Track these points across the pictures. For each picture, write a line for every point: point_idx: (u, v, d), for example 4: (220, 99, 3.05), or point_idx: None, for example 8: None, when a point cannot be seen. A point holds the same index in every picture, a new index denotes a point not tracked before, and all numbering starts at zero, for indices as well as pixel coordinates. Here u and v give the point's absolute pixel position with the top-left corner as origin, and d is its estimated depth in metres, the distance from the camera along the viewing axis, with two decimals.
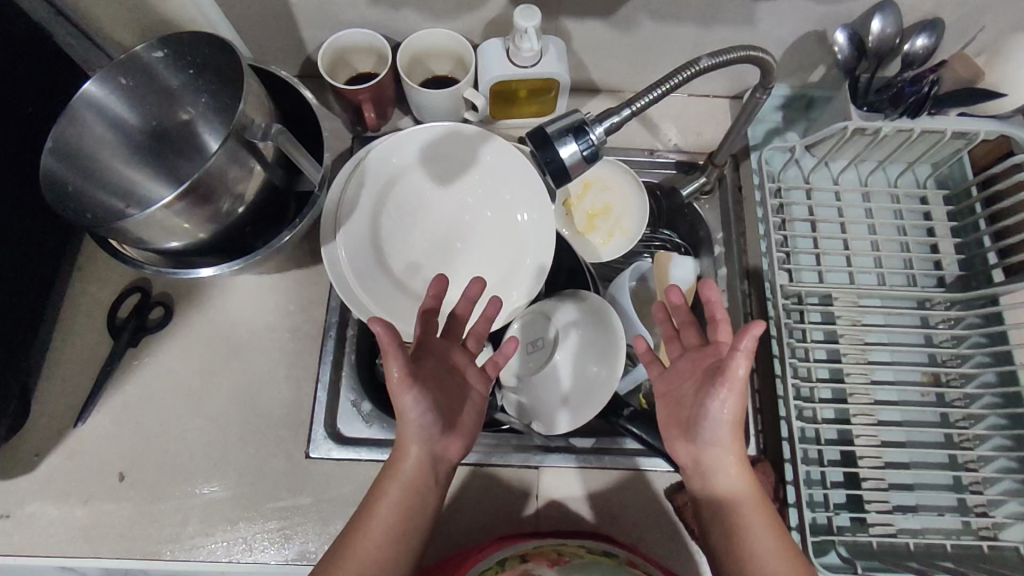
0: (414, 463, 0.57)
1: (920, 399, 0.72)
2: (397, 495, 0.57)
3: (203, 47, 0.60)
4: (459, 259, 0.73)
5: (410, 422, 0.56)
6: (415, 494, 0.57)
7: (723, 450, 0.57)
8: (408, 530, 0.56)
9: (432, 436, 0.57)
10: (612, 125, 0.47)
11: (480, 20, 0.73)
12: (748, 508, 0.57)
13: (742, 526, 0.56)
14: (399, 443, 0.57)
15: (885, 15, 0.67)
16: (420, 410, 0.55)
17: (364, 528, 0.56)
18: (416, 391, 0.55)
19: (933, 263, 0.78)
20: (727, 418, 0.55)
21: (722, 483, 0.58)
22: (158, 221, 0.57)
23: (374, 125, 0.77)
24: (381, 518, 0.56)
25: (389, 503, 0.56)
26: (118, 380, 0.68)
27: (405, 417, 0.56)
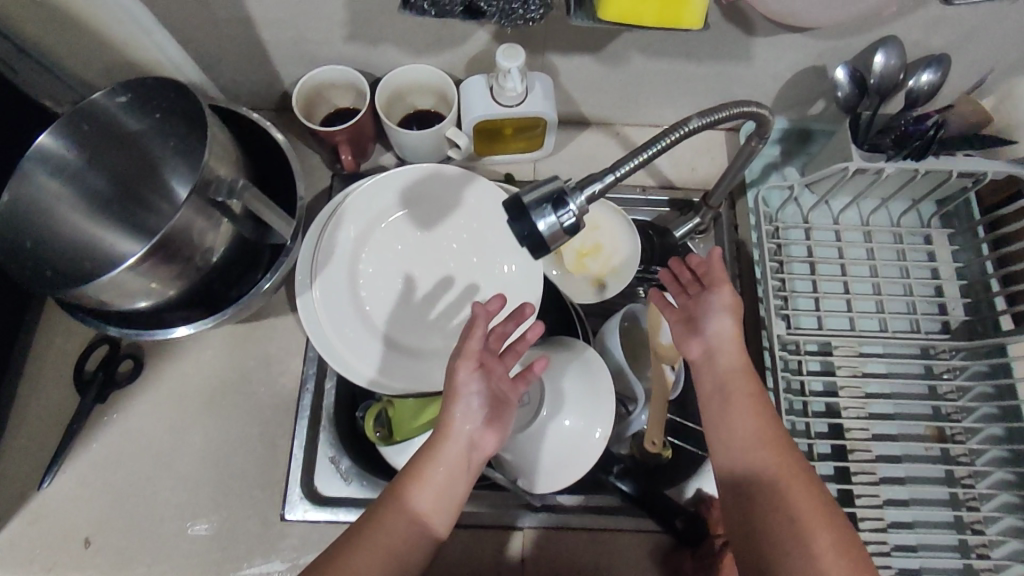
0: (447, 461, 0.54)
1: (922, 453, 0.70)
2: (421, 495, 0.54)
3: (169, 93, 0.57)
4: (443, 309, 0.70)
5: (458, 406, 0.55)
6: (441, 494, 0.54)
7: (734, 388, 0.55)
8: (424, 533, 0.54)
9: (473, 430, 0.55)
10: (593, 194, 0.44)
11: (462, 56, 0.69)
12: (778, 472, 0.51)
13: (766, 486, 0.51)
14: (440, 431, 0.55)
15: (888, 50, 0.63)
16: (471, 395, 0.55)
17: (380, 524, 0.53)
18: (471, 372, 0.56)
19: (938, 306, 0.74)
20: (730, 341, 0.56)
21: (739, 431, 0.54)
22: (120, 284, 0.53)
23: (352, 167, 0.73)
24: (400, 513, 0.53)
25: (413, 502, 0.54)
26: (87, 438, 0.66)
27: (456, 399, 0.55)
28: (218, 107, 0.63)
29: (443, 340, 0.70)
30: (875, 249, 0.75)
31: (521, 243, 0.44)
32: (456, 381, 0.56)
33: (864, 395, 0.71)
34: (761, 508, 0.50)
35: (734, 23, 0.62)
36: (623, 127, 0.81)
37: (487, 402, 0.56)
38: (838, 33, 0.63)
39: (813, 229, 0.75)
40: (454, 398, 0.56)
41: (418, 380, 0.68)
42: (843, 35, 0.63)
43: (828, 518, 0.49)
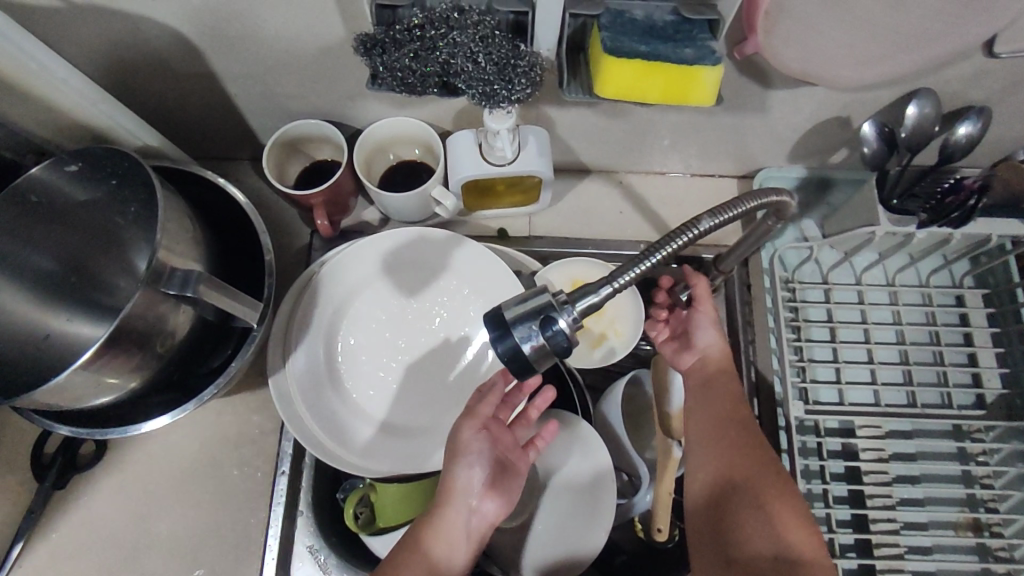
0: (448, 527, 0.51)
1: (957, 546, 0.62)
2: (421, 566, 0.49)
3: (116, 161, 0.52)
4: (431, 385, 0.64)
5: (460, 469, 0.52)
6: (441, 567, 0.50)
7: (718, 386, 0.55)
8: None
9: (474, 497, 0.52)
10: (586, 310, 0.38)
11: (449, 108, 0.63)
12: (744, 456, 0.52)
13: (731, 466, 0.51)
14: (441, 498, 0.52)
15: (920, 102, 0.57)
16: (476, 460, 0.52)
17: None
18: (478, 434, 0.53)
19: (970, 376, 0.67)
20: (710, 337, 0.57)
21: (710, 417, 0.54)
22: (67, 385, 0.48)
23: (328, 234, 0.66)
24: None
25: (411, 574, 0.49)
26: (47, 526, 0.61)
27: (459, 461, 0.52)
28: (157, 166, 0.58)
29: (428, 418, 0.63)
30: (902, 311, 0.69)
31: (504, 365, 0.38)
32: (459, 443, 0.53)
33: (889, 479, 0.63)
34: (724, 489, 0.51)
35: (749, 77, 0.56)
36: (627, 175, 0.75)
37: (490, 465, 0.53)
38: (866, 86, 0.56)
39: (833, 290, 0.69)
40: (456, 459, 0.52)
41: (400, 465, 0.61)
42: (871, 89, 0.56)
43: (792, 500, 0.49)
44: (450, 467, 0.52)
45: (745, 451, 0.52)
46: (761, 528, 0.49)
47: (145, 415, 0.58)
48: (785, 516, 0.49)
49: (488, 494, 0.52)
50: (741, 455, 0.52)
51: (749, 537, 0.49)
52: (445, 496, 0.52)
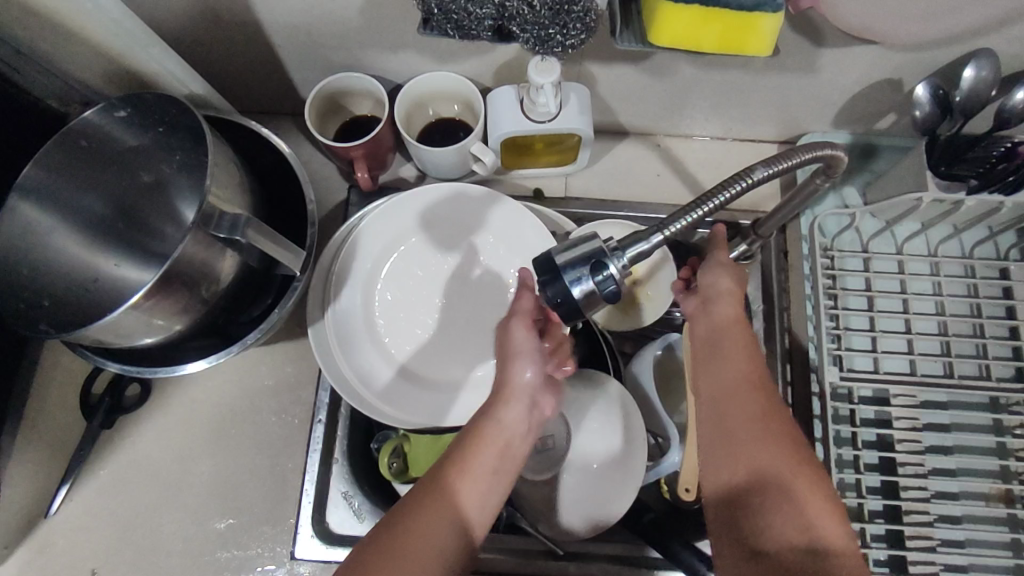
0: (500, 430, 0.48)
1: (988, 516, 0.62)
2: (476, 468, 0.46)
3: (169, 108, 0.53)
4: (463, 340, 0.64)
5: (513, 367, 0.50)
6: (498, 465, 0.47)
7: (729, 337, 0.50)
8: (476, 513, 0.45)
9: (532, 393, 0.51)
10: (637, 256, 0.38)
11: (490, 63, 0.63)
12: (765, 441, 0.45)
13: (750, 451, 0.45)
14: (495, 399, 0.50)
15: (980, 64, 0.54)
16: (528, 359, 0.51)
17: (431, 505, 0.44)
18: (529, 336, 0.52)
19: (1011, 349, 0.66)
20: (726, 304, 0.52)
21: (725, 397, 0.48)
22: (118, 324, 0.49)
23: (368, 187, 0.66)
24: (451, 489, 0.45)
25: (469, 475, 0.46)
26: (93, 462, 0.64)
27: (512, 360, 0.51)
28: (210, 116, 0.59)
29: (459, 372, 0.64)
30: (942, 283, 0.68)
31: (553, 310, 0.39)
32: (511, 347, 0.51)
33: (922, 448, 0.63)
34: (737, 479, 0.45)
35: (801, 34, 0.54)
36: (665, 138, 0.74)
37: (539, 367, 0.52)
38: (921, 45, 0.55)
39: (873, 259, 0.68)
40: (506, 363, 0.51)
41: (432, 415, 0.62)
42: (927, 48, 0.55)
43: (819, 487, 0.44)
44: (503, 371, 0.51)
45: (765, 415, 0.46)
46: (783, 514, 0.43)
47: (190, 356, 0.60)
48: (811, 504, 0.43)
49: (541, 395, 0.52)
50: (758, 438, 0.45)
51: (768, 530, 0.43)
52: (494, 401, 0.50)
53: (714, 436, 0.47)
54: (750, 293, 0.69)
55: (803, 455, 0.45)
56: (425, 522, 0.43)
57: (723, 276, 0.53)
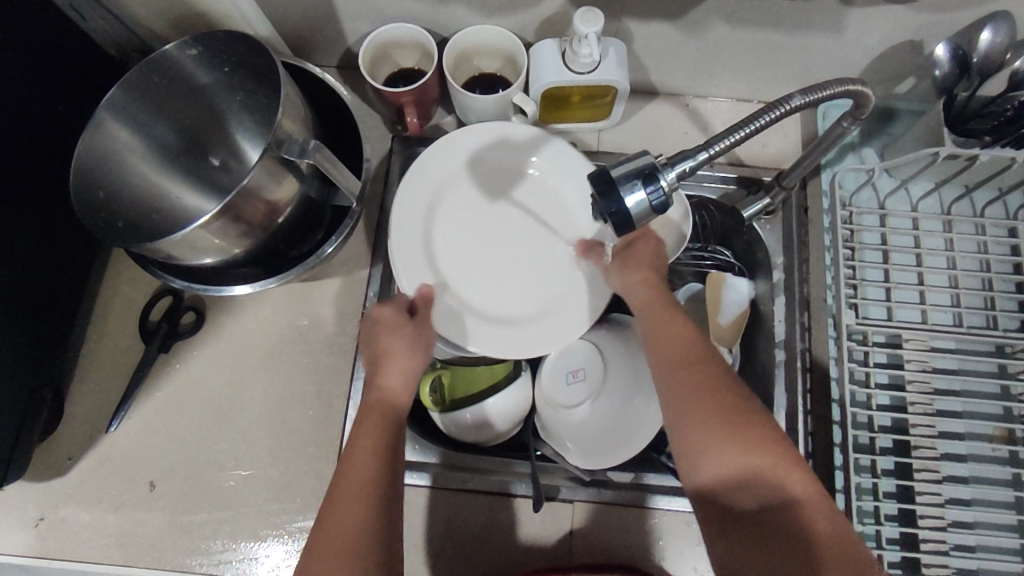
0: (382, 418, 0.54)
1: (991, 455, 0.66)
2: (369, 446, 0.52)
3: (237, 46, 0.56)
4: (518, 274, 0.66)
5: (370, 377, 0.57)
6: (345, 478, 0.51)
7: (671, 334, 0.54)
8: (381, 486, 0.50)
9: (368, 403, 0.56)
10: (684, 171, 0.42)
11: (535, 17, 0.66)
12: (730, 430, 0.48)
13: (720, 446, 0.47)
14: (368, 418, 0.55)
15: (997, 26, 0.58)
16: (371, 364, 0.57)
17: (342, 477, 0.50)
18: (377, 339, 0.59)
19: (1018, 303, 0.70)
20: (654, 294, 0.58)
21: (682, 396, 0.50)
22: (190, 240, 0.53)
23: (417, 130, 0.71)
24: (356, 462, 0.51)
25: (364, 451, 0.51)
26: (151, 384, 0.68)
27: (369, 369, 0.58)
28: (289, 63, 0.62)
29: (534, 312, 0.65)
30: (954, 239, 0.71)
31: (607, 221, 0.42)
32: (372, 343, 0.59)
33: (931, 390, 0.67)
34: (720, 472, 0.47)
35: None
36: (693, 99, 0.77)
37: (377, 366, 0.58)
38: (943, 6, 0.58)
39: (889, 215, 0.72)
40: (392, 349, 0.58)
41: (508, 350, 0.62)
42: (946, 9, 0.59)
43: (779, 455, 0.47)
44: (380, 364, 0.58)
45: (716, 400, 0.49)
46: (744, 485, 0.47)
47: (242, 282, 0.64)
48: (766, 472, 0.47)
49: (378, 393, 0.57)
50: (723, 429, 0.48)
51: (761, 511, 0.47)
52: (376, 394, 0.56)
53: (683, 438, 0.49)
54: (771, 246, 0.73)
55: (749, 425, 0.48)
56: (338, 485, 0.50)
57: (639, 263, 0.61)
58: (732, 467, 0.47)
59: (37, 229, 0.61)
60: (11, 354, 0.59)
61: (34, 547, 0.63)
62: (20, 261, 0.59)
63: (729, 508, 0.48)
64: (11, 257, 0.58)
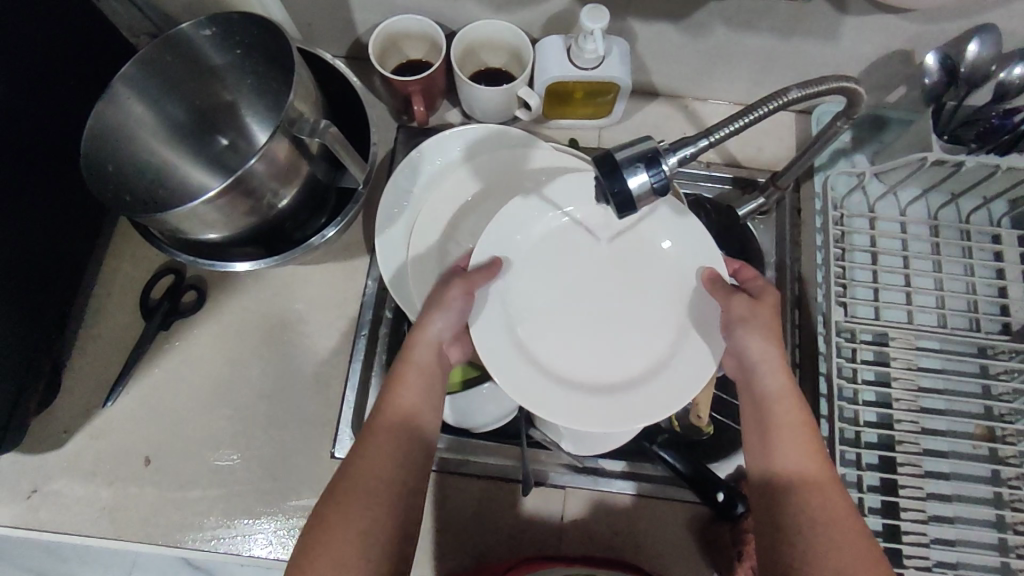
0: (413, 449, 0.53)
1: (971, 452, 0.68)
2: (395, 479, 0.51)
3: (251, 29, 0.57)
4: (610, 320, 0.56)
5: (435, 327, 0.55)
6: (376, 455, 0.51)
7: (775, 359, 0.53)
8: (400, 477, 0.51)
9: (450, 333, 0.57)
10: (686, 156, 0.44)
11: (542, 14, 0.68)
12: (813, 438, 0.51)
13: (798, 447, 0.50)
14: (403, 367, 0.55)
15: (983, 39, 0.62)
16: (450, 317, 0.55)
17: (351, 499, 0.49)
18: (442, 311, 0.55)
19: (1000, 307, 0.72)
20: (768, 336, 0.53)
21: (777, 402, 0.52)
22: (198, 215, 0.54)
23: (423, 120, 0.73)
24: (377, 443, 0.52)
25: (394, 488, 0.51)
26: (149, 361, 0.68)
27: (433, 320, 0.55)
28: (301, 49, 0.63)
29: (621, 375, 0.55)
30: (940, 244, 0.74)
31: (608, 201, 0.43)
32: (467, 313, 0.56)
33: (916, 388, 0.69)
34: (790, 467, 0.50)
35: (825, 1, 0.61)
36: (693, 101, 0.79)
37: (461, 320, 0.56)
38: (934, 17, 0.61)
39: (878, 219, 0.74)
40: (413, 360, 0.55)
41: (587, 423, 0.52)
42: (938, 20, 0.61)
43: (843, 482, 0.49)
44: (397, 385, 0.55)
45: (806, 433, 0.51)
46: (800, 503, 0.48)
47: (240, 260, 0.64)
48: (827, 511, 0.48)
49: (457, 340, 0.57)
50: (802, 448, 0.50)
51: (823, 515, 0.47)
52: (397, 416, 0.53)
53: (757, 412, 0.52)
54: (764, 246, 0.75)
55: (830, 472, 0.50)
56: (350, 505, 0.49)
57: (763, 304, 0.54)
58: (804, 467, 0.49)
59: (46, 202, 0.62)
60: (13, 323, 0.59)
61: (26, 518, 0.63)
62: (28, 232, 0.60)
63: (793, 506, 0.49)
64: (19, 228, 0.59)
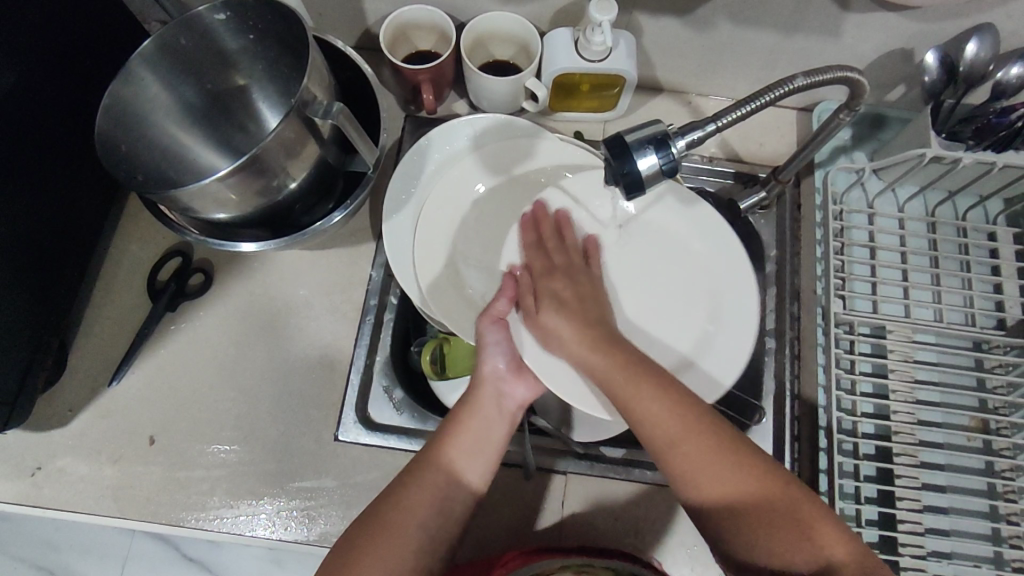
0: (463, 493, 0.57)
1: (966, 444, 0.69)
2: (437, 527, 0.56)
3: (266, 15, 0.58)
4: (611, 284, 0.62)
5: (487, 359, 0.61)
6: (429, 496, 0.56)
7: (644, 388, 0.52)
8: (444, 525, 0.56)
9: (503, 382, 0.61)
10: (693, 140, 0.45)
11: (551, 6, 0.70)
12: (711, 455, 0.51)
13: (716, 473, 0.51)
14: (469, 405, 0.60)
15: (982, 38, 0.63)
16: (496, 350, 0.60)
17: (392, 531, 0.54)
18: (495, 338, 0.60)
19: (995, 303, 0.73)
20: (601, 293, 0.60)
21: (682, 443, 0.51)
22: (209, 193, 0.54)
23: (431, 109, 0.74)
24: (426, 486, 0.57)
25: (434, 533, 0.55)
26: (154, 342, 0.69)
27: (484, 351, 0.61)
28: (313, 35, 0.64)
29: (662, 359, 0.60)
30: (937, 241, 0.75)
31: (618, 182, 0.44)
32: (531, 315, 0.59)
33: (913, 381, 0.70)
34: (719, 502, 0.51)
35: None
36: (696, 97, 0.81)
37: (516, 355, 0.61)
38: (934, 15, 0.62)
39: (876, 215, 0.75)
40: (474, 413, 0.59)
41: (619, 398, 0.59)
42: (938, 18, 0.63)
43: (763, 457, 0.53)
44: (450, 435, 0.59)
45: (709, 452, 0.51)
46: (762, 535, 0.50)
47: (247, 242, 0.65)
48: (792, 532, 0.50)
49: (519, 380, 0.61)
50: (716, 459, 0.51)
51: (804, 537, 0.50)
52: (448, 465, 0.58)
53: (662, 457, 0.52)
54: (764, 240, 0.76)
55: (764, 488, 0.51)
56: (393, 530, 0.55)
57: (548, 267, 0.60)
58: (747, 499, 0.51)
59: (57, 180, 0.62)
60: (22, 299, 0.59)
61: (30, 496, 0.63)
62: (40, 209, 0.60)
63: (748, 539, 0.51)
64: (31, 205, 0.59)
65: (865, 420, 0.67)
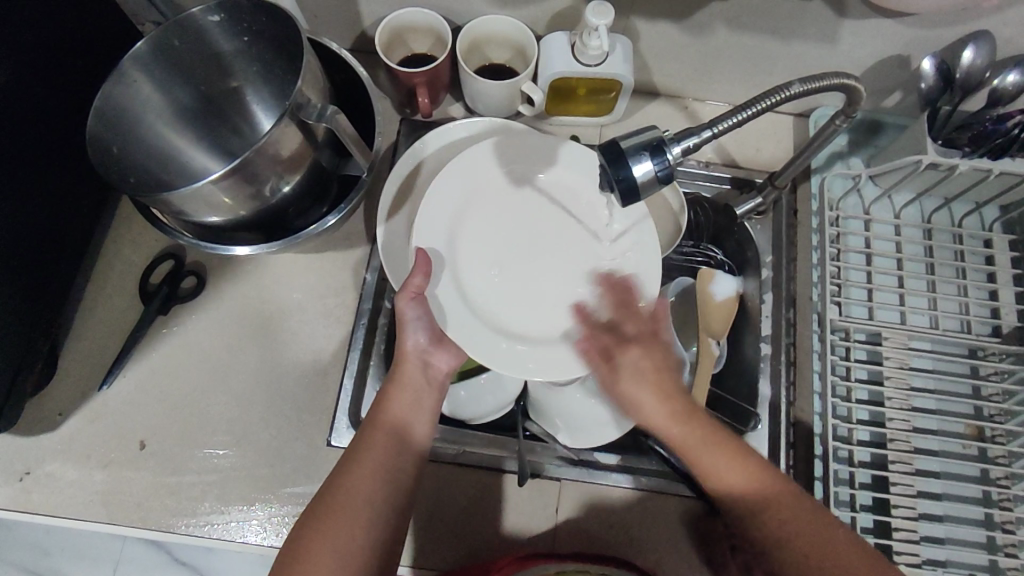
0: (404, 468, 0.55)
1: (962, 452, 0.69)
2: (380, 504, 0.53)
3: (260, 16, 0.57)
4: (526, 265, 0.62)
5: (407, 335, 0.59)
6: (369, 483, 0.53)
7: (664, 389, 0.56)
8: (388, 506, 0.53)
9: (426, 351, 0.60)
10: (689, 146, 0.45)
11: (548, 10, 0.69)
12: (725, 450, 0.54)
13: (723, 465, 0.53)
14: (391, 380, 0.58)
15: (978, 45, 0.62)
16: (417, 325, 0.58)
17: (334, 521, 0.51)
18: (411, 315, 0.58)
19: (990, 310, 0.73)
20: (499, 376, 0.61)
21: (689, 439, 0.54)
22: (202, 196, 0.54)
23: (427, 112, 0.74)
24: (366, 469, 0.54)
25: (378, 517, 0.53)
26: (146, 345, 0.68)
27: (404, 327, 0.59)
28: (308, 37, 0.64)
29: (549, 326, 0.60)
30: (933, 247, 0.75)
31: (612, 188, 0.44)
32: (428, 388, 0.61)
33: (908, 388, 0.70)
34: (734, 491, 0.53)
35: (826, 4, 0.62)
36: (693, 102, 0.81)
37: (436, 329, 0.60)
38: (931, 22, 0.62)
39: (873, 221, 0.75)
40: (401, 385, 0.58)
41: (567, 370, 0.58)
42: (935, 25, 0.63)
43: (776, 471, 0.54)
44: (382, 414, 0.57)
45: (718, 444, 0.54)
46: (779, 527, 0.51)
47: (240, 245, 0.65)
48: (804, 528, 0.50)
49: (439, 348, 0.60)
50: (727, 457, 0.53)
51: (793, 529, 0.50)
52: (388, 429, 0.56)
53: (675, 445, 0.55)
54: (760, 245, 0.76)
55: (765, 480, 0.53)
56: (346, 511, 0.52)
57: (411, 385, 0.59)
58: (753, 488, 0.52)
59: (48, 182, 0.62)
60: (12, 302, 0.59)
61: (19, 501, 0.62)
62: (30, 211, 0.60)
63: (755, 532, 0.52)
64: (22, 208, 0.59)
65: (860, 428, 0.67)
